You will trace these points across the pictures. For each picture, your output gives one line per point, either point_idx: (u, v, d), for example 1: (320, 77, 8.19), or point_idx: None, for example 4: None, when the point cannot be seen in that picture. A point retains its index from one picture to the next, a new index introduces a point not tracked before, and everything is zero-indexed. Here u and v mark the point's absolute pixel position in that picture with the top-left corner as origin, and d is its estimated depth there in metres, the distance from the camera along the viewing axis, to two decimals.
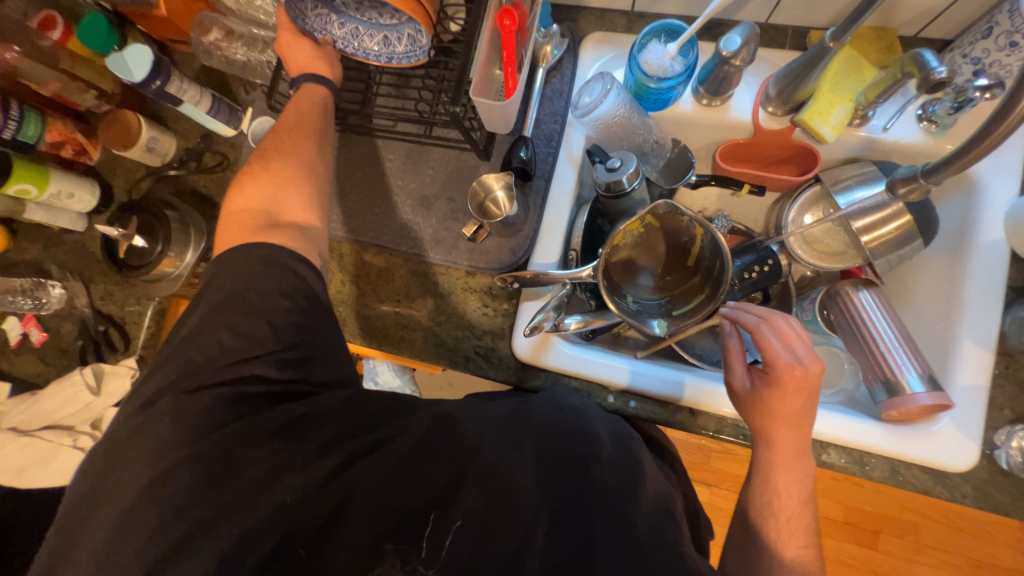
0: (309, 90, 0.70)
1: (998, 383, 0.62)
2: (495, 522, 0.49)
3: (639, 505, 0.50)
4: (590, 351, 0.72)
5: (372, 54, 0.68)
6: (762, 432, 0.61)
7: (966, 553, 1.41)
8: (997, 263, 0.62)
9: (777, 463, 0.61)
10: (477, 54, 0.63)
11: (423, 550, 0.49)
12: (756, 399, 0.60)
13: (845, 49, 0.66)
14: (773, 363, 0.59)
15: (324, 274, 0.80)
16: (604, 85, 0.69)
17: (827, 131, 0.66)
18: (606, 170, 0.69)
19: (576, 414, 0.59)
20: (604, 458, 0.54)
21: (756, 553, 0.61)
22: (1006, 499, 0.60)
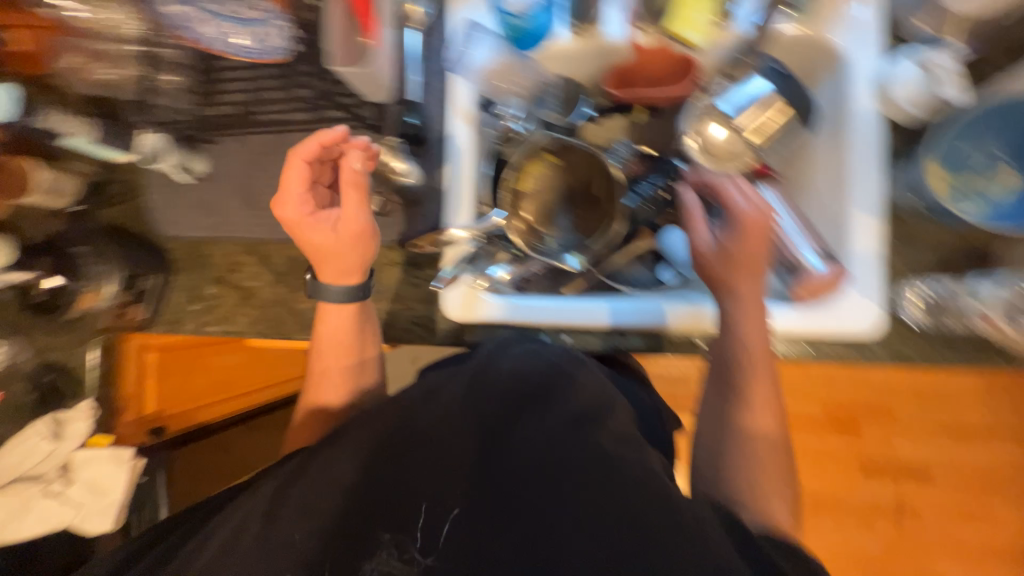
0: (330, 299, 0.69)
1: (892, 246, 0.65)
2: (425, 467, 0.52)
3: (594, 432, 0.53)
4: (633, 303, 0.72)
5: (254, 52, 0.73)
6: (728, 283, 0.64)
7: (937, 420, 1.51)
8: (873, 131, 0.64)
9: (747, 334, 0.64)
10: (331, 22, 0.62)
11: (418, 542, 0.48)
12: (724, 250, 0.64)
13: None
14: (733, 208, 0.65)
15: (252, 278, 0.81)
16: (471, 32, 0.72)
17: (697, 37, 0.68)
18: (494, 116, 0.75)
19: (540, 355, 0.63)
20: (547, 396, 0.57)
21: (727, 455, 0.66)
22: (914, 351, 0.64)
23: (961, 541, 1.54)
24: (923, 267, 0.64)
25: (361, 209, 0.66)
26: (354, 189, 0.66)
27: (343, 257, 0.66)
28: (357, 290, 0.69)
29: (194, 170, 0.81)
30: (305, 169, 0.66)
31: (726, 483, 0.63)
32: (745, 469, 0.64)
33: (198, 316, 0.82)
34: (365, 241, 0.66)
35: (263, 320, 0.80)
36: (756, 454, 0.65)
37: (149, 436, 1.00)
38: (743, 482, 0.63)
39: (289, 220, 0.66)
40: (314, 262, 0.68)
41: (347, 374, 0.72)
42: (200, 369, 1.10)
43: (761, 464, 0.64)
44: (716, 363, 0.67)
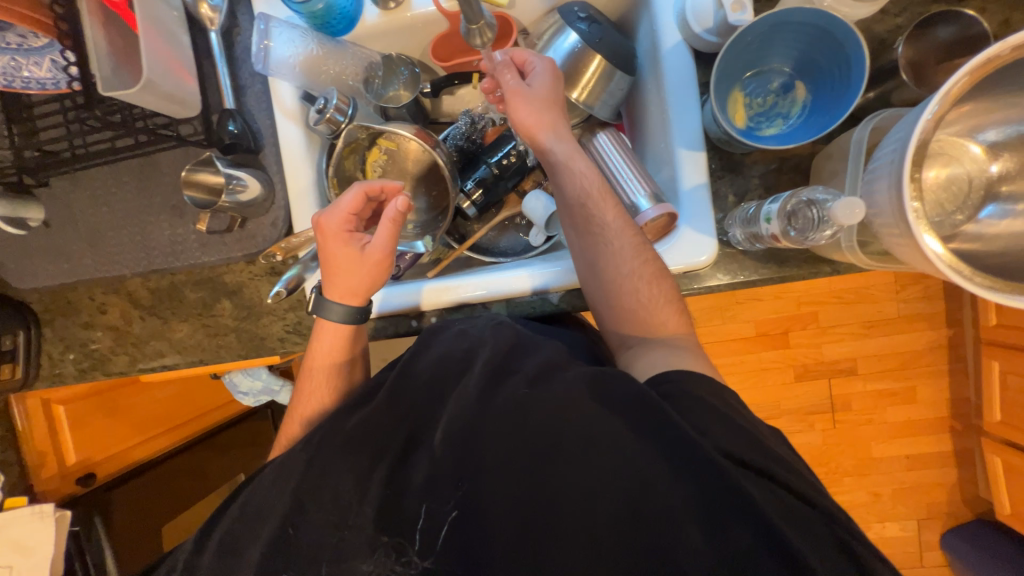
0: (332, 318, 0.65)
1: (718, 175, 0.67)
2: (274, 479, 0.53)
3: (509, 386, 0.52)
4: (548, 265, 0.72)
5: (51, 83, 0.64)
6: (542, 121, 0.63)
7: (861, 319, 1.57)
8: (684, 65, 0.64)
9: (624, 242, 0.63)
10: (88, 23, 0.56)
11: (416, 544, 0.47)
12: (535, 96, 0.63)
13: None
14: (536, 69, 0.65)
15: (122, 316, 0.80)
16: (262, 26, 0.66)
17: None
18: (318, 113, 0.68)
19: (460, 337, 0.59)
20: (457, 369, 0.55)
21: None
22: (751, 273, 0.66)
23: (889, 421, 1.62)
24: (749, 191, 0.66)
25: (389, 241, 0.62)
26: (387, 226, 0.61)
27: (352, 280, 0.63)
28: (358, 313, 0.65)
29: (32, 220, 0.76)
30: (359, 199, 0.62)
31: (629, 327, 0.65)
32: (617, 259, 0.63)
33: (79, 363, 0.81)
34: (382, 270, 0.63)
35: (143, 357, 0.80)
36: (617, 233, 0.63)
37: (79, 484, 1.00)
38: (634, 308, 0.64)
39: (327, 233, 0.62)
40: (324, 276, 0.64)
41: (328, 382, 0.67)
42: (126, 412, 1.10)
43: (649, 276, 0.63)
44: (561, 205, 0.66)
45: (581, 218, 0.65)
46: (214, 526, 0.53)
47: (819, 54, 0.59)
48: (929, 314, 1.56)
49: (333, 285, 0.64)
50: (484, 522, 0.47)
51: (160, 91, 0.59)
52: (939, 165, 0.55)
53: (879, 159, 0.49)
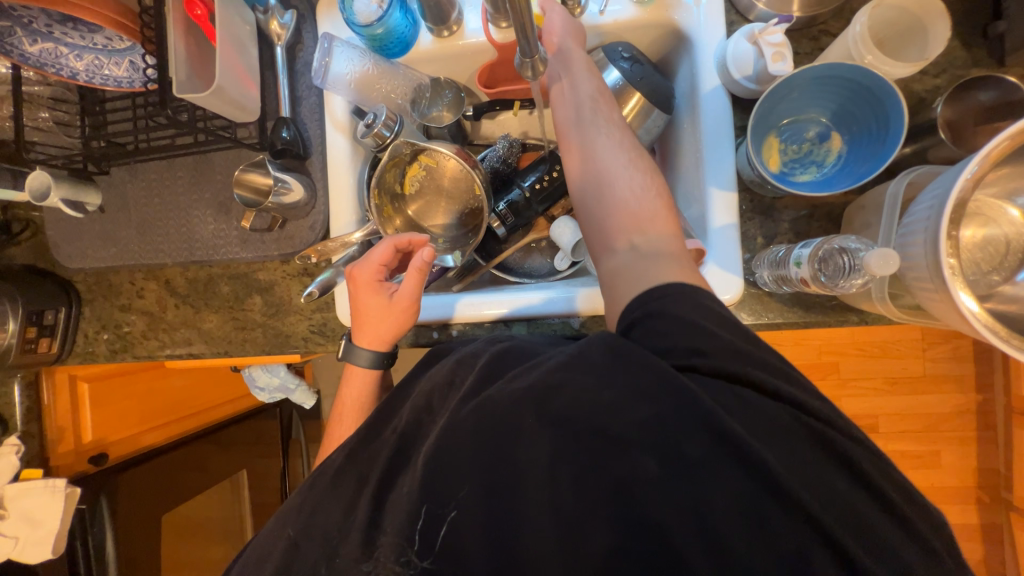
0: (359, 363, 0.68)
1: (749, 217, 0.67)
2: None
3: None
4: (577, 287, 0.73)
5: (126, 81, 0.71)
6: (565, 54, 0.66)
7: (884, 374, 1.52)
8: (721, 107, 0.66)
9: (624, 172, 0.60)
10: (171, 30, 0.61)
11: (416, 544, 0.44)
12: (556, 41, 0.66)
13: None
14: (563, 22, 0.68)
15: (158, 302, 0.83)
16: (325, 44, 0.70)
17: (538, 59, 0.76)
18: (366, 127, 0.72)
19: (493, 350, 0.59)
20: None
21: None
22: (778, 316, 0.66)
23: (910, 485, 1.54)
24: (779, 235, 0.66)
25: (416, 289, 0.65)
26: (414, 278, 0.64)
27: (381, 328, 0.66)
28: (386, 357, 0.69)
29: (89, 205, 0.80)
30: (388, 250, 0.67)
31: (616, 218, 0.58)
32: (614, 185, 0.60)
33: (112, 343, 0.85)
34: (407, 317, 0.67)
35: (172, 343, 0.83)
36: (616, 132, 0.63)
37: (91, 463, 1.01)
38: (624, 198, 0.58)
39: (359, 279, 0.67)
40: (355, 324, 0.68)
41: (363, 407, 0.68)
42: (141, 397, 1.13)
43: (641, 168, 0.60)
44: (567, 103, 0.66)
45: (583, 113, 0.64)
46: None
47: (855, 109, 0.61)
48: (957, 376, 1.50)
49: (358, 328, 0.68)
50: None
51: (226, 97, 0.64)
52: (977, 225, 0.55)
53: (915, 213, 0.49)
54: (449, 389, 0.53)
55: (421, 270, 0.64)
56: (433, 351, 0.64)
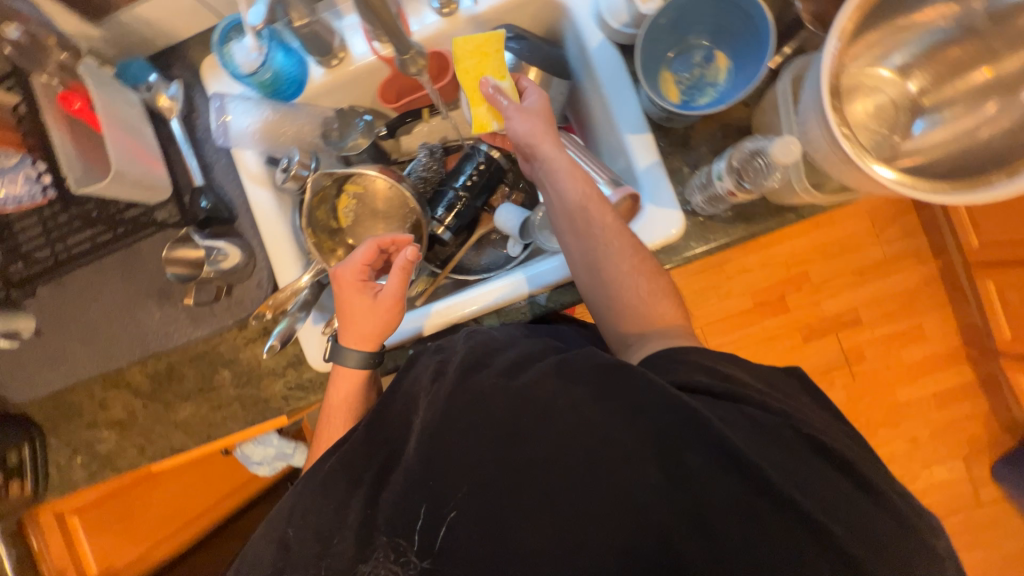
0: (348, 365, 0.65)
1: (669, 152, 0.70)
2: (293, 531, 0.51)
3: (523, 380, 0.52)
4: (543, 263, 0.74)
5: (25, 196, 0.71)
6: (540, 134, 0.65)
7: (850, 268, 1.59)
8: (613, 59, 0.68)
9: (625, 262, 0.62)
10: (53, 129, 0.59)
11: (415, 545, 0.47)
12: (527, 124, 0.65)
13: (495, 32, 0.67)
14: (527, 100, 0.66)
15: (125, 408, 0.80)
16: (217, 104, 0.70)
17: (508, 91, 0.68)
18: (284, 173, 0.72)
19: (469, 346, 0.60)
20: None
21: None
22: (723, 235, 0.68)
23: (906, 362, 1.61)
24: (701, 160, 0.69)
25: (400, 287, 0.65)
26: (399, 273, 0.64)
27: (369, 325, 0.65)
28: (377, 356, 0.67)
29: (23, 331, 0.76)
30: (371, 248, 0.66)
31: (625, 317, 0.62)
32: (609, 260, 0.62)
33: (89, 466, 0.80)
34: (394, 315, 0.65)
35: (151, 444, 0.79)
36: (614, 231, 0.62)
37: None
38: (632, 303, 0.62)
39: (344, 278, 0.66)
40: (341, 324, 0.66)
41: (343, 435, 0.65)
42: (139, 513, 1.07)
43: (646, 272, 0.62)
44: (558, 212, 0.65)
45: (577, 219, 0.63)
46: None
47: (729, 24, 0.65)
48: (914, 250, 1.58)
49: (344, 328, 0.66)
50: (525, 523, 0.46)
51: (129, 180, 0.63)
52: (864, 96, 0.59)
53: (805, 99, 0.52)
54: (439, 380, 0.54)
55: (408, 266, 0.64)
56: (406, 362, 0.60)
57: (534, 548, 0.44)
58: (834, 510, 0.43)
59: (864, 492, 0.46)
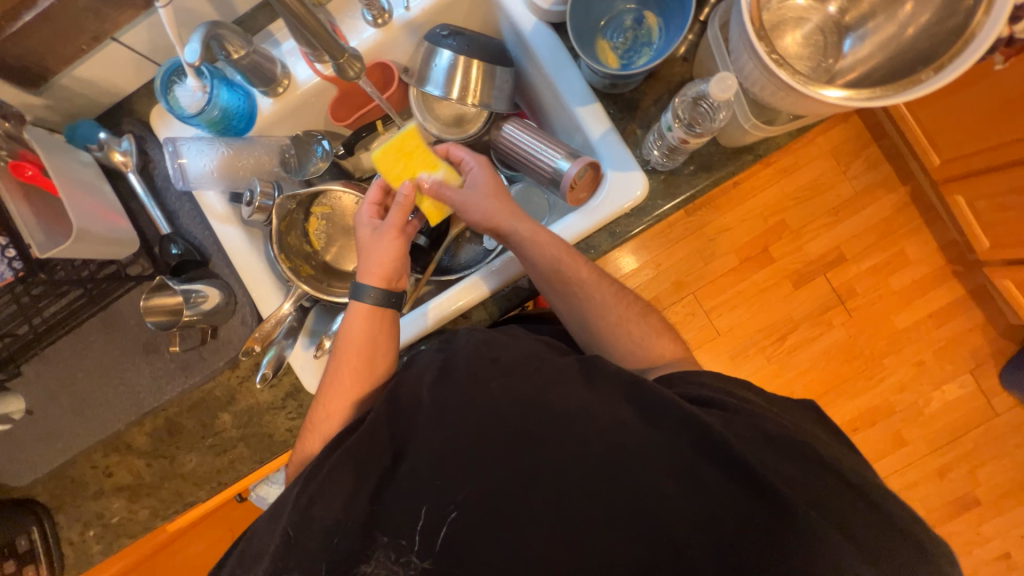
0: (365, 302, 0.65)
1: (619, 118, 0.72)
2: None
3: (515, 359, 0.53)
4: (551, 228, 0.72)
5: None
6: (499, 211, 0.67)
7: (824, 208, 1.61)
8: (549, 38, 0.70)
9: (609, 304, 0.68)
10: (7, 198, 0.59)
11: (416, 546, 0.46)
12: (482, 204, 0.67)
13: (409, 131, 0.72)
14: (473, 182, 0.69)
15: (130, 470, 0.79)
16: (170, 148, 0.69)
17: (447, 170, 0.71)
18: (247, 206, 0.72)
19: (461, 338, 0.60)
20: None
21: (610, 354, 0.68)
22: (686, 188, 0.69)
23: (896, 290, 1.63)
24: (651, 120, 0.71)
25: (403, 222, 0.67)
26: (399, 210, 0.67)
27: (384, 263, 0.66)
28: (394, 296, 0.66)
29: (15, 412, 0.75)
30: (375, 193, 0.70)
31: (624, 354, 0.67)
32: (599, 308, 0.68)
33: (103, 537, 0.79)
34: (400, 247, 0.67)
35: (161, 503, 0.78)
36: (593, 279, 0.67)
37: None
38: (631, 349, 0.67)
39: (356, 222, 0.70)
40: (359, 268, 0.67)
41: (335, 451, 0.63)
42: None
43: (633, 316, 0.69)
44: (540, 280, 0.67)
45: (567, 286, 0.66)
46: None
47: None
48: (883, 179, 1.61)
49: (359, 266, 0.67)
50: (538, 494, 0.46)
51: (93, 237, 0.63)
52: (793, 28, 0.60)
53: (733, 39, 0.54)
54: (441, 376, 0.52)
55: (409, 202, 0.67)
56: (405, 363, 0.61)
57: (548, 513, 0.46)
58: (798, 490, 0.45)
59: (843, 484, 0.47)
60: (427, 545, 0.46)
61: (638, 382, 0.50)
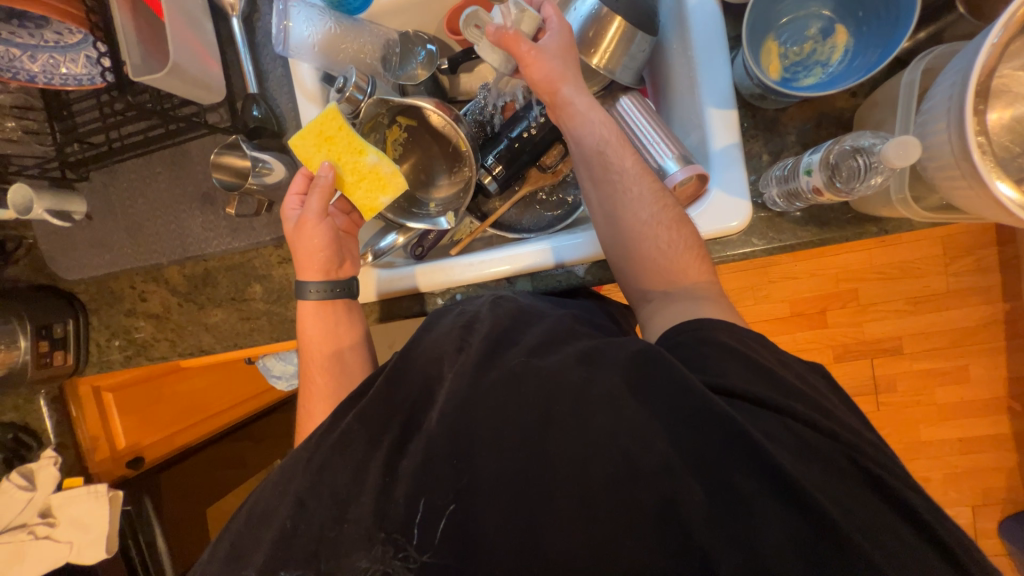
0: (309, 299, 0.66)
1: (751, 134, 0.63)
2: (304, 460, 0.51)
3: (558, 352, 0.51)
4: (572, 236, 0.70)
5: (87, 78, 0.68)
6: (564, 74, 0.62)
7: (904, 295, 1.47)
8: (712, 18, 0.61)
9: (665, 220, 0.59)
10: (117, 9, 0.58)
11: (415, 539, 0.46)
12: (548, 52, 0.62)
13: (329, 114, 0.63)
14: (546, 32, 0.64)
15: (162, 303, 0.83)
16: (281, 7, 0.66)
17: (393, 178, 0.64)
18: (337, 93, 0.68)
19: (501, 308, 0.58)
20: (497, 337, 0.54)
21: None
22: (791, 236, 0.62)
23: (939, 402, 1.52)
24: (785, 149, 0.63)
25: (322, 207, 0.65)
26: (319, 193, 0.64)
27: (316, 256, 0.65)
28: (337, 287, 0.67)
29: (75, 213, 0.79)
30: (300, 178, 0.66)
31: (661, 277, 0.60)
32: (636, 205, 0.60)
33: (125, 350, 0.85)
34: (326, 235, 0.65)
35: (182, 341, 0.83)
36: (637, 180, 0.61)
37: (128, 467, 1.07)
38: (654, 255, 0.59)
39: (286, 216, 0.68)
40: (296, 263, 0.67)
41: (340, 367, 0.65)
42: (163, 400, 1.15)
43: (669, 222, 0.59)
44: (578, 160, 0.64)
45: (589, 142, 0.63)
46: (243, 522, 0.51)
47: None
48: (983, 288, 1.44)
49: (294, 257, 0.67)
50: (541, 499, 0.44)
51: (186, 75, 0.62)
52: (1004, 105, 0.51)
53: (933, 95, 0.46)
54: (464, 353, 0.53)
55: (324, 187, 0.64)
56: (445, 311, 0.62)
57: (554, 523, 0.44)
58: None
59: None
60: (427, 538, 0.46)
61: (646, 362, 0.47)
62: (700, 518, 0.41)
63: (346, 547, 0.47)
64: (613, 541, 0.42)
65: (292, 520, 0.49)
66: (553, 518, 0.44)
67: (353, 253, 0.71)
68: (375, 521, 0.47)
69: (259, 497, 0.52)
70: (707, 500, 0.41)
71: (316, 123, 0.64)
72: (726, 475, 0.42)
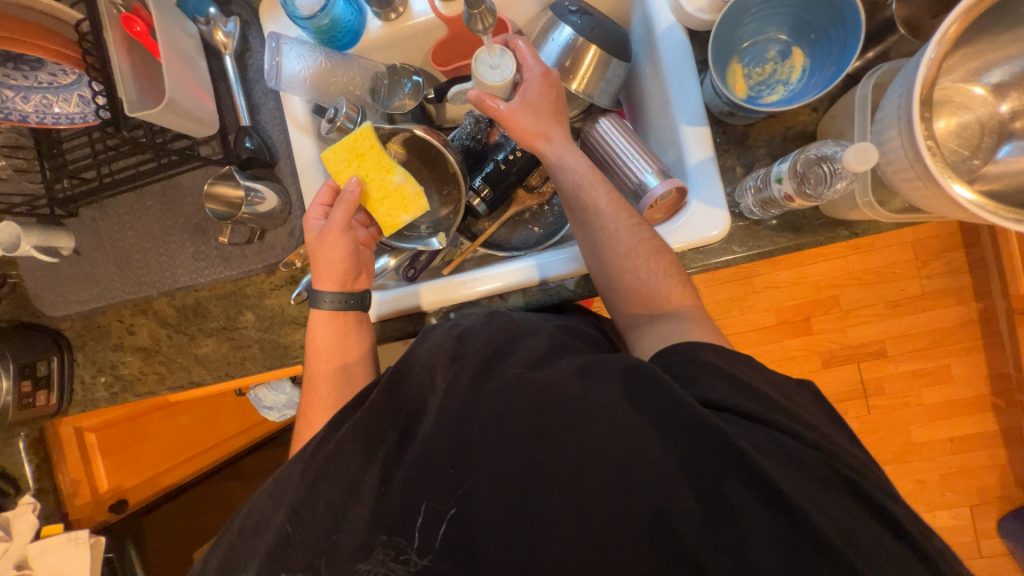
0: (324, 308, 0.67)
1: (723, 148, 0.67)
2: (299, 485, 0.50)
3: (554, 363, 0.52)
4: (556, 253, 0.71)
5: (79, 117, 0.69)
6: (541, 126, 0.66)
7: (882, 299, 1.53)
8: (680, 44, 0.65)
9: (641, 251, 0.62)
10: (115, 51, 0.60)
11: (415, 544, 0.46)
12: (524, 105, 0.66)
13: (362, 132, 0.65)
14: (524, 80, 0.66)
15: (151, 336, 0.82)
16: (273, 44, 0.69)
17: (416, 198, 0.67)
18: (328, 123, 0.71)
19: (495, 322, 0.59)
20: (492, 350, 0.55)
21: None
22: (769, 242, 0.65)
23: (926, 402, 1.55)
24: (756, 162, 0.66)
25: (346, 221, 0.66)
26: (344, 207, 0.66)
27: (335, 268, 0.66)
28: (352, 299, 0.68)
29: (64, 249, 0.78)
30: (326, 190, 0.69)
31: (650, 288, 0.62)
32: (613, 240, 0.63)
33: (110, 387, 0.83)
34: (348, 246, 0.67)
35: (172, 374, 0.82)
36: (615, 217, 0.63)
37: (111, 511, 1.05)
38: (636, 286, 0.62)
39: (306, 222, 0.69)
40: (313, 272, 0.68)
41: (336, 389, 0.65)
42: (150, 440, 1.11)
43: (646, 254, 0.62)
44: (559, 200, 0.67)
45: (567, 184, 0.66)
46: (238, 556, 0.50)
47: (814, 17, 0.62)
48: (955, 289, 1.50)
49: (313, 266, 0.68)
50: (539, 508, 0.44)
51: (180, 110, 0.64)
52: (949, 114, 0.56)
53: (886, 107, 0.50)
54: (457, 361, 0.53)
55: (352, 203, 0.66)
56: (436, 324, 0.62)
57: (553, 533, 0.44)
58: None
59: None
60: (427, 540, 0.46)
61: (639, 365, 0.49)
62: (696, 517, 0.42)
63: (344, 558, 0.47)
64: (615, 545, 0.43)
65: (289, 548, 0.48)
66: (552, 528, 0.44)
67: (369, 264, 0.72)
68: (370, 524, 0.47)
69: (255, 529, 0.51)
70: (701, 498, 0.42)
71: (342, 146, 0.67)
72: (720, 472, 0.43)
